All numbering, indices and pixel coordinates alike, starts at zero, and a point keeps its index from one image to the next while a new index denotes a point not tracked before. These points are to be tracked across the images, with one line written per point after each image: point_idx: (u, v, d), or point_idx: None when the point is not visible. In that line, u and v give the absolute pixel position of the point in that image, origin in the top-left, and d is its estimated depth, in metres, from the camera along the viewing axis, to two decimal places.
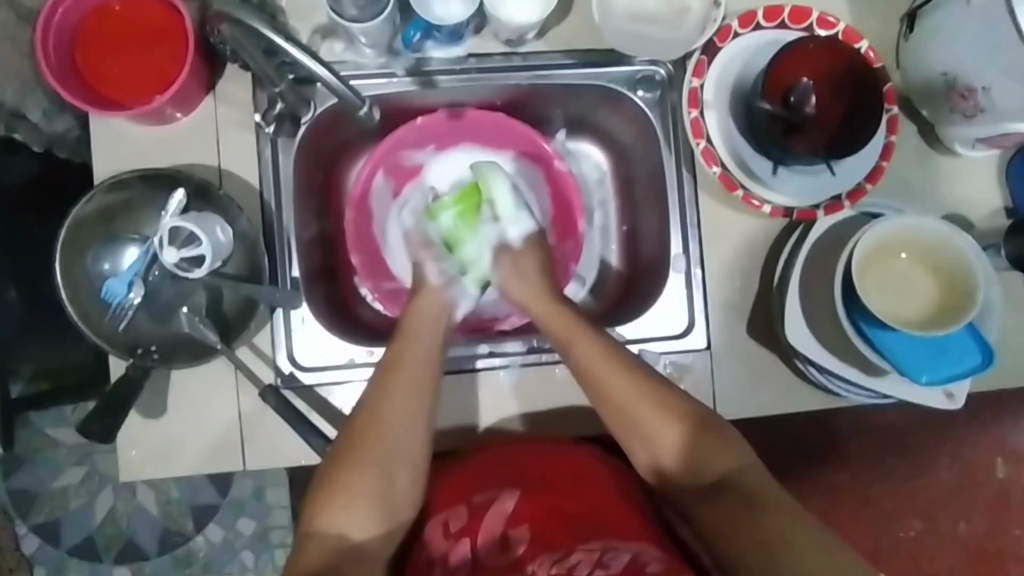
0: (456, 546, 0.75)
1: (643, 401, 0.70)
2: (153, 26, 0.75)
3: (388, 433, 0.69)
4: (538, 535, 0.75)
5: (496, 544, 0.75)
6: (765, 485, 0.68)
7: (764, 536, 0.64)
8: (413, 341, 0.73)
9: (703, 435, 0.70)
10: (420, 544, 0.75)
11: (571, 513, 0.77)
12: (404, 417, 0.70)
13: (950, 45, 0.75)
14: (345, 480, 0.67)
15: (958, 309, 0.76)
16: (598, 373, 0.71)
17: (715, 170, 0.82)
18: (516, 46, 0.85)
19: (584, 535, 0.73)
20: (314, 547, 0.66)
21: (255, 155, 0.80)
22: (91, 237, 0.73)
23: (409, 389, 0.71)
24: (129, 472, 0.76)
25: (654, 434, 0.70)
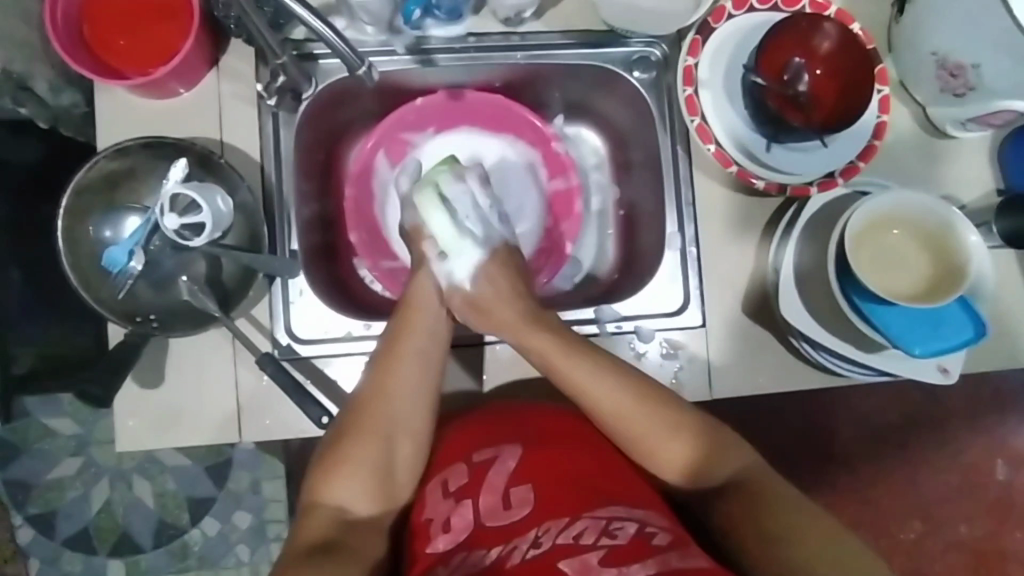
0: (456, 511, 0.69)
1: (631, 406, 0.70)
2: (159, 2, 0.77)
3: (393, 407, 0.72)
4: (542, 497, 0.68)
5: (494, 508, 0.68)
6: (772, 485, 0.68)
7: (765, 524, 0.64)
8: (418, 316, 0.76)
9: (702, 438, 0.70)
10: (421, 507, 0.72)
11: (579, 487, 0.68)
12: (408, 389, 0.73)
13: (942, 27, 0.76)
14: (349, 454, 0.70)
15: (951, 282, 0.77)
16: (580, 383, 0.70)
17: (710, 147, 0.82)
18: (514, 25, 0.85)
19: (591, 500, 0.66)
20: (314, 521, 0.67)
21: (256, 128, 0.81)
22: (94, 206, 0.76)
23: (413, 362, 0.74)
24: (127, 441, 0.79)
25: (658, 442, 0.69)
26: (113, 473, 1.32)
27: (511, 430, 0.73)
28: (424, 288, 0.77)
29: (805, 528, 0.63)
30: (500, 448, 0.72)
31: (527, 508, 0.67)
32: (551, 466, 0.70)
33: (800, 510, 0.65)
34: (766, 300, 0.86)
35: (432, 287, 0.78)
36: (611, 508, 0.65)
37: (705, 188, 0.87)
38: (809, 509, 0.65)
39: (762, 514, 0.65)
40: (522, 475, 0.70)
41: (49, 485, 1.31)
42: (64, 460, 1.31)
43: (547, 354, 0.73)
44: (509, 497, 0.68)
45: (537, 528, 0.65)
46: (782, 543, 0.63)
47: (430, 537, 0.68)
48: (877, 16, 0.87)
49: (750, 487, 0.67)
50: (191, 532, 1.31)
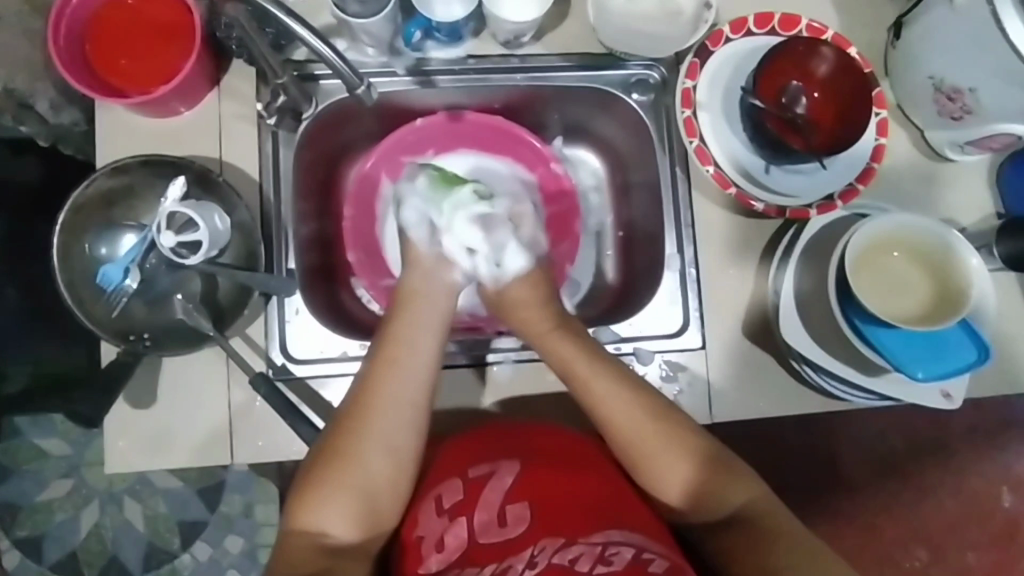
0: (450, 528, 0.68)
1: (650, 436, 0.67)
2: (160, 21, 0.77)
3: (370, 424, 0.67)
4: (539, 515, 0.66)
5: (489, 525, 0.67)
6: (780, 515, 0.65)
7: (767, 553, 0.63)
8: (404, 323, 0.71)
9: (715, 467, 0.67)
10: (413, 522, 0.70)
11: (578, 508, 0.66)
12: (386, 419, 0.67)
13: (939, 52, 0.77)
14: (328, 475, 0.66)
15: (951, 307, 0.76)
16: (601, 395, 0.69)
17: (708, 169, 0.82)
18: (513, 48, 0.86)
19: (589, 526, 0.64)
20: (293, 548, 0.64)
21: (256, 147, 0.82)
22: (89, 224, 0.75)
23: (398, 375, 0.68)
24: (115, 463, 0.77)
25: (665, 463, 0.67)
26: (104, 495, 1.29)
27: (508, 443, 0.72)
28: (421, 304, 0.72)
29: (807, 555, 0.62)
30: (498, 464, 0.70)
31: (523, 526, 0.66)
32: (547, 482, 0.69)
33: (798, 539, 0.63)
34: (766, 324, 0.85)
35: (421, 284, 0.73)
36: (608, 533, 0.63)
37: (704, 210, 0.86)
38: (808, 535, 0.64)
39: (769, 546, 0.63)
40: (519, 493, 0.68)
41: (37, 507, 1.29)
42: (55, 482, 1.29)
43: (569, 373, 0.70)
44: (504, 514, 0.67)
45: (533, 546, 0.64)
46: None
47: (422, 556, 0.67)
48: (874, 41, 0.88)
49: (758, 516, 0.65)
50: (182, 557, 1.29)
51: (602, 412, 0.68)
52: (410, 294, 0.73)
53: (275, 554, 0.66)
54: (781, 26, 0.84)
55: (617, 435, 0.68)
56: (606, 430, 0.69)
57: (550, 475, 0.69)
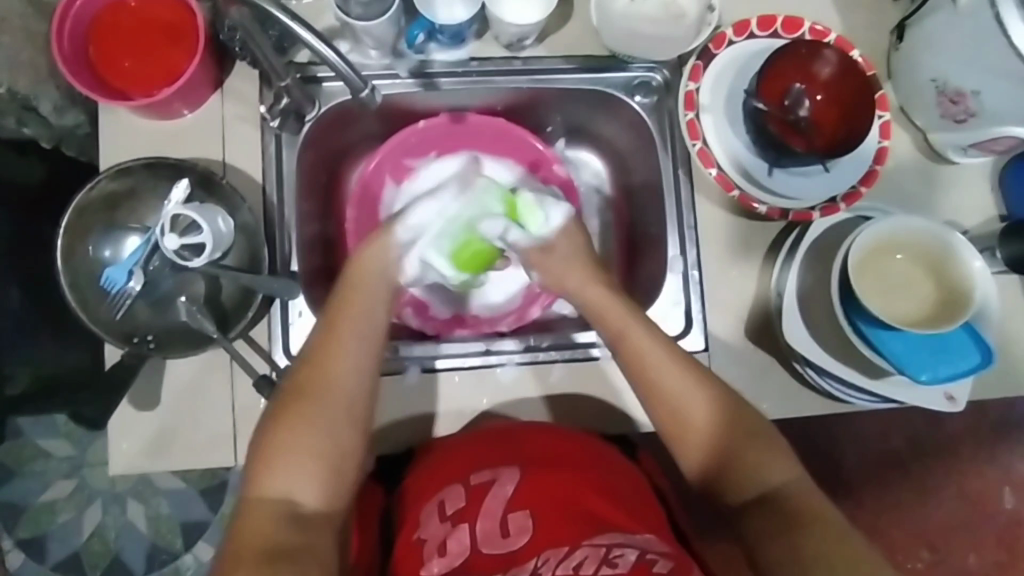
0: (452, 533, 0.66)
1: (690, 393, 0.66)
2: (163, 24, 0.77)
3: (334, 387, 0.64)
4: (542, 524, 0.65)
5: (491, 534, 0.65)
6: (813, 500, 0.63)
7: (797, 533, 0.60)
8: (361, 295, 0.67)
9: (749, 439, 0.65)
10: (415, 525, 0.68)
11: (581, 515, 0.65)
12: (346, 366, 0.65)
13: (942, 54, 0.77)
14: (291, 437, 0.62)
15: (954, 309, 0.76)
16: (637, 345, 0.68)
17: (711, 171, 0.82)
18: (516, 51, 0.86)
19: (591, 531, 0.64)
20: (254, 519, 0.59)
21: (259, 149, 0.82)
22: (93, 226, 0.76)
23: (360, 339, 0.66)
24: (119, 464, 0.77)
25: (699, 420, 0.66)
26: (106, 496, 1.30)
27: (508, 452, 0.71)
28: (377, 257, 0.69)
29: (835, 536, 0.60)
30: (498, 472, 0.69)
31: (526, 537, 0.64)
32: (549, 492, 0.67)
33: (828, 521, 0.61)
34: (770, 326, 0.85)
35: (379, 262, 0.69)
36: (611, 535, 0.63)
37: (707, 212, 0.86)
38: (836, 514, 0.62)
39: (802, 527, 0.61)
40: (521, 501, 0.67)
41: (40, 508, 1.29)
42: (57, 483, 1.29)
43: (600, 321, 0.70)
44: (506, 524, 0.66)
45: (536, 557, 0.62)
46: (822, 559, 0.58)
47: (422, 560, 0.65)
48: (877, 43, 0.88)
49: (788, 496, 0.63)
50: (184, 557, 1.29)
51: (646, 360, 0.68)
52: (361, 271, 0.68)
53: (230, 529, 0.60)
54: (784, 28, 0.84)
55: (664, 387, 0.67)
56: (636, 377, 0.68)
57: (552, 483, 0.68)
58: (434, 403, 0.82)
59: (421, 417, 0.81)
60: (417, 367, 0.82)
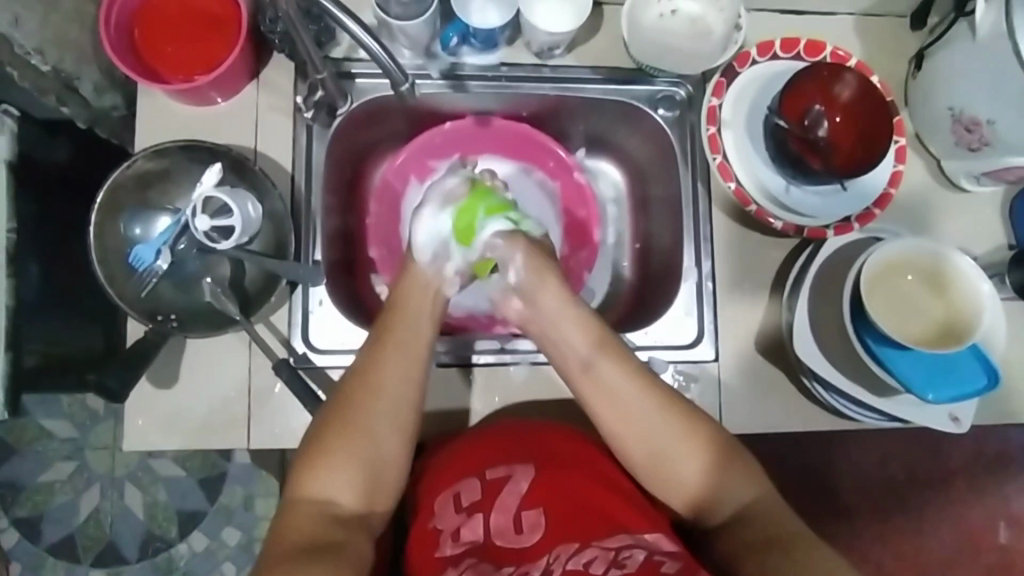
0: (467, 522, 0.67)
1: (665, 433, 0.66)
2: (206, 14, 0.80)
3: (377, 399, 0.65)
4: (555, 520, 0.67)
5: (504, 528, 0.67)
6: (789, 518, 0.64)
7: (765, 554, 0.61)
8: (404, 313, 0.69)
9: (725, 466, 0.66)
10: (429, 513, 0.69)
11: (593, 515, 0.66)
12: (391, 380, 0.66)
13: (960, 84, 0.79)
14: (333, 448, 0.63)
15: (960, 332, 0.78)
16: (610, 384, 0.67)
17: (730, 185, 0.84)
18: (545, 59, 0.88)
19: (601, 530, 0.65)
20: (297, 516, 0.61)
21: (291, 139, 0.84)
22: (125, 203, 0.77)
23: (402, 350, 0.67)
24: (133, 440, 0.78)
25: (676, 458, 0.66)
26: (105, 480, 1.30)
27: (525, 448, 0.72)
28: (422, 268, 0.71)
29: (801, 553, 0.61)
30: (514, 468, 0.70)
31: (538, 533, 0.66)
32: (562, 490, 0.69)
33: (806, 541, 0.61)
34: (780, 340, 0.87)
35: (427, 275, 0.71)
36: (621, 537, 0.64)
37: (722, 226, 0.88)
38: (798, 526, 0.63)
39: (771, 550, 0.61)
40: (535, 499, 0.68)
41: (39, 487, 1.29)
42: (58, 463, 1.30)
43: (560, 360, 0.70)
44: (520, 520, 0.67)
45: (548, 554, 0.64)
46: None
47: (436, 544, 0.66)
48: (895, 71, 0.91)
49: (768, 518, 0.64)
50: (179, 546, 1.29)
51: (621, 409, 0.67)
52: (406, 295, 0.70)
53: (272, 527, 0.62)
54: (806, 51, 0.86)
55: (642, 438, 0.66)
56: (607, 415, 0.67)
57: (564, 482, 0.69)
58: (446, 397, 0.83)
59: (432, 410, 0.83)
60: (432, 361, 0.83)
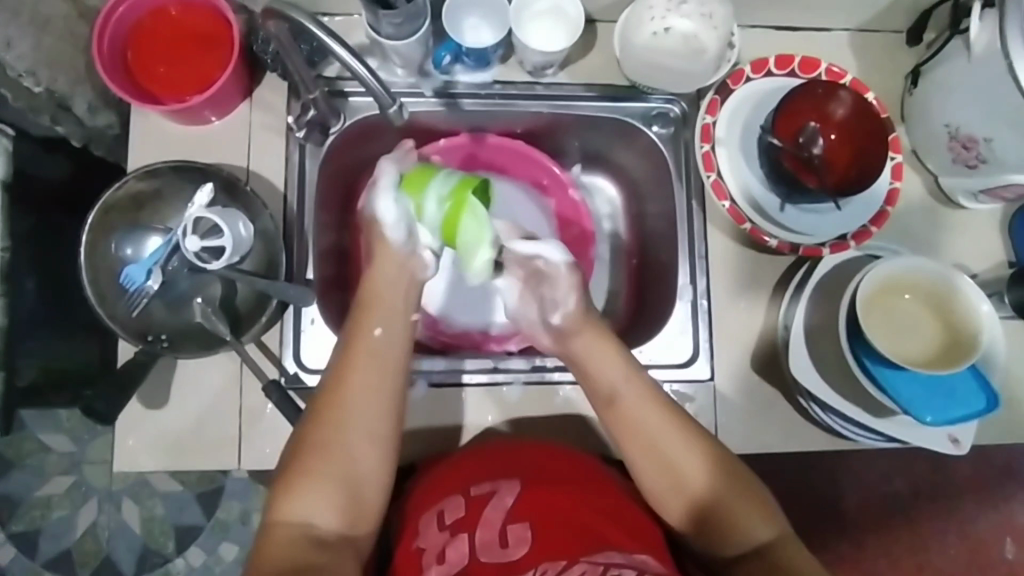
0: (451, 542, 0.64)
1: (684, 465, 0.66)
2: (198, 32, 0.80)
3: (356, 411, 0.65)
4: (539, 534, 0.63)
5: (490, 543, 0.63)
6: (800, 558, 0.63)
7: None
8: (375, 312, 0.70)
9: (741, 494, 0.66)
10: (413, 535, 0.67)
11: (577, 531, 0.63)
12: (366, 390, 0.66)
13: (956, 101, 0.78)
14: (314, 457, 0.64)
15: (961, 354, 0.76)
16: (634, 412, 0.68)
17: (724, 204, 0.83)
18: (538, 77, 0.88)
19: (588, 547, 0.61)
20: (279, 539, 0.61)
21: (284, 158, 0.84)
22: (118, 223, 0.77)
23: (371, 355, 0.68)
24: (123, 461, 0.78)
25: (692, 489, 0.66)
26: (102, 494, 1.30)
27: (511, 467, 0.70)
28: (387, 270, 0.72)
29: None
30: (498, 484, 0.68)
31: (525, 547, 0.62)
32: (549, 508, 0.66)
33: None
34: (776, 358, 0.86)
35: (391, 269, 0.72)
36: (609, 554, 0.60)
37: (717, 244, 0.88)
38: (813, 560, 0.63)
39: None
40: (521, 513, 0.65)
41: (36, 502, 1.29)
42: (55, 478, 1.29)
43: (585, 378, 0.71)
44: (505, 534, 0.64)
45: (534, 567, 0.60)
46: None
47: (420, 568, 0.63)
48: (891, 87, 0.90)
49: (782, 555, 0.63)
50: (175, 561, 1.28)
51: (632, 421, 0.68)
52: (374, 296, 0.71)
53: (254, 553, 0.61)
54: (801, 68, 0.86)
55: (658, 464, 0.67)
56: (627, 438, 0.68)
57: (551, 500, 0.67)
58: (439, 417, 0.82)
59: (425, 431, 0.82)
60: (424, 381, 0.82)
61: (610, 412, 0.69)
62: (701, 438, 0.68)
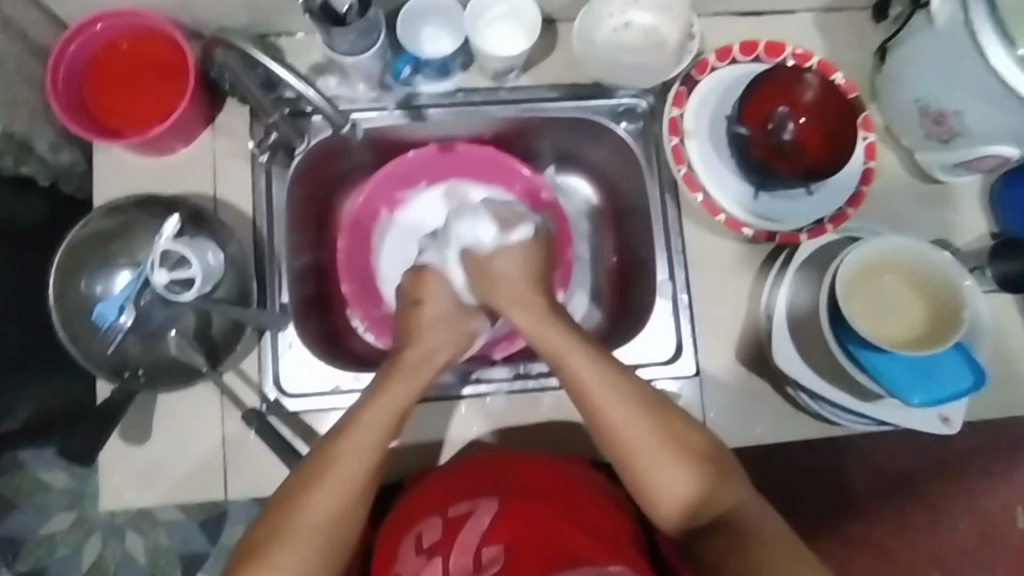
0: (427, 566, 0.64)
1: (646, 444, 0.64)
2: (153, 63, 0.79)
3: (319, 501, 0.62)
4: (514, 555, 0.62)
5: (465, 568, 0.63)
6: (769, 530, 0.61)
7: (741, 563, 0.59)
8: (399, 385, 0.68)
9: (703, 464, 0.63)
10: (392, 561, 0.66)
11: (551, 550, 0.62)
12: (344, 477, 0.63)
13: (923, 75, 0.77)
14: (275, 547, 0.60)
15: (946, 330, 0.75)
16: (594, 390, 0.65)
17: (698, 196, 0.83)
18: (501, 81, 0.87)
19: (562, 565, 0.60)
20: None
21: (250, 184, 0.83)
22: (85, 261, 0.76)
23: (365, 435, 0.65)
24: (110, 500, 0.78)
25: (653, 468, 0.63)
26: (105, 528, 1.29)
27: (489, 483, 0.70)
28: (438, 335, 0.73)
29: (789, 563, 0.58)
30: (476, 503, 0.68)
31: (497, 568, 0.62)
32: (525, 525, 0.65)
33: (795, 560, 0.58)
34: (761, 348, 0.85)
35: (441, 307, 0.75)
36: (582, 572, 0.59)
37: (695, 237, 0.87)
38: (783, 530, 0.61)
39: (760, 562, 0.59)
40: (497, 534, 0.64)
41: (39, 541, 1.29)
42: (56, 515, 1.29)
43: (552, 358, 0.68)
44: (479, 557, 0.63)
45: None
46: None
47: None
48: (860, 65, 0.89)
49: (748, 526, 0.61)
50: None
51: (587, 400, 0.66)
52: (380, 409, 0.66)
53: None
54: (766, 53, 0.85)
55: (621, 443, 0.64)
56: (591, 419, 0.66)
57: (527, 515, 0.65)
58: (425, 432, 0.81)
59: (412, 447, 0.81)
60: None
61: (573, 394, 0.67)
62: (665, 413, 0.65)
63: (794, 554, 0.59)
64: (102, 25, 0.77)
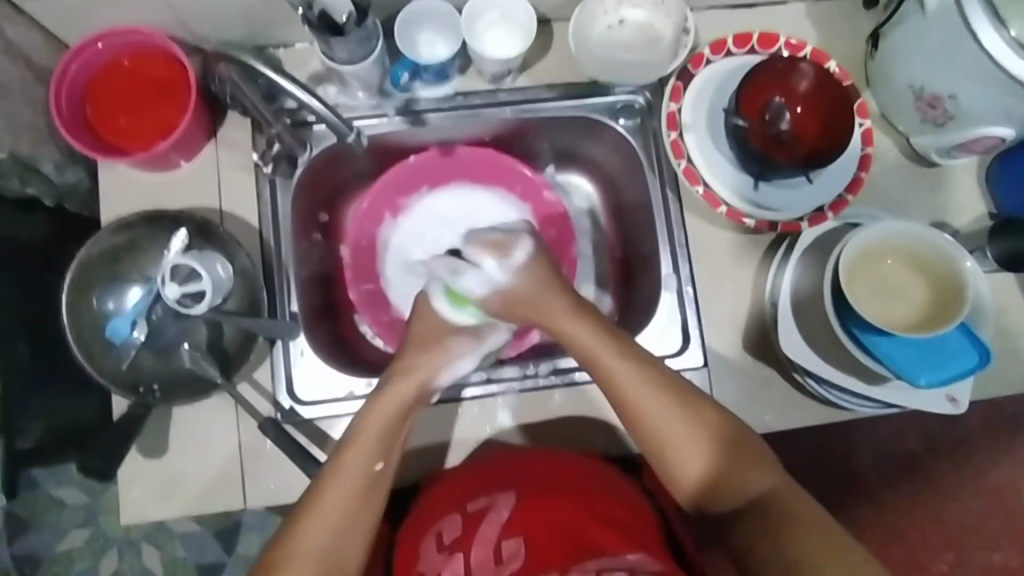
0: (449, 562, 0.65)
1: (670, 424, 0.64)
2: (154, 79, 0.80)
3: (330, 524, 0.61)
4: (533, 546, 0.64)
5: (485, 562, 0.64)
6: (800, 504, 0.61)
7: (781, 539, 0.59)
8: (386, 401, 0.66)
9: (725, 442, 0.63)
10: (414, 559, 0.67)
11: (571, 541, 0.63)
12: (341, 501, 0.62)
13: (915, 60, 0.78)
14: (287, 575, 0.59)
15: (949, 310, 0.76)
16: (614, 372, 0.65)
17: (699, 189, 0.84)
18: (499, 83, 0.88)
19: (579, 558, 0.61)
20: None
21: (255, 195, 0.84)
22: (95, 278, 0.77)
23: (372, 452, 0.64)
24: (130, 514, 0.78)
25: (674, 448, 0.64)
26: (121, 543, 1.29)
27: (507, 478, 0.71)
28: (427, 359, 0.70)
29: (822, 537, 0.58)
30: (495, 498, 0.69)
31: (518, 562, 0.63)
32: (543, 519, 0.66)
33: (830, 534, 0.58)
34: (767, 336, 0.86)
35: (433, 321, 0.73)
36: (600, 561, 0.61)
37: (696, 229, 0.87)
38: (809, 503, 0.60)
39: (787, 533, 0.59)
40: (515, 527, 0.66)
41: (56, 558, 1.29)
42: (73, 532, 1.30)
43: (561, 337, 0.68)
44: (500, 550, 0.64)
45: None
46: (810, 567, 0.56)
47: None
48: (853, 52, 0.90)
49: (775, 499, 0.61)
50: None
51: (617, 393, 0.65)
52: (371, 423, 0.65)
53: None
54: (760, 44, 0.86)
55: (641, 423, 0.64)
56: (612, 398, 0.66)
57: (549, 510, 0.66)
58: (438, 434, 0.82)
59: (426, 449, 0.82)
60: None
61: (592, 374, 0.66)
62: (687, 393, 0.65)
63: (822, 525, 0.59)
64: (103, 43, 0.78)
